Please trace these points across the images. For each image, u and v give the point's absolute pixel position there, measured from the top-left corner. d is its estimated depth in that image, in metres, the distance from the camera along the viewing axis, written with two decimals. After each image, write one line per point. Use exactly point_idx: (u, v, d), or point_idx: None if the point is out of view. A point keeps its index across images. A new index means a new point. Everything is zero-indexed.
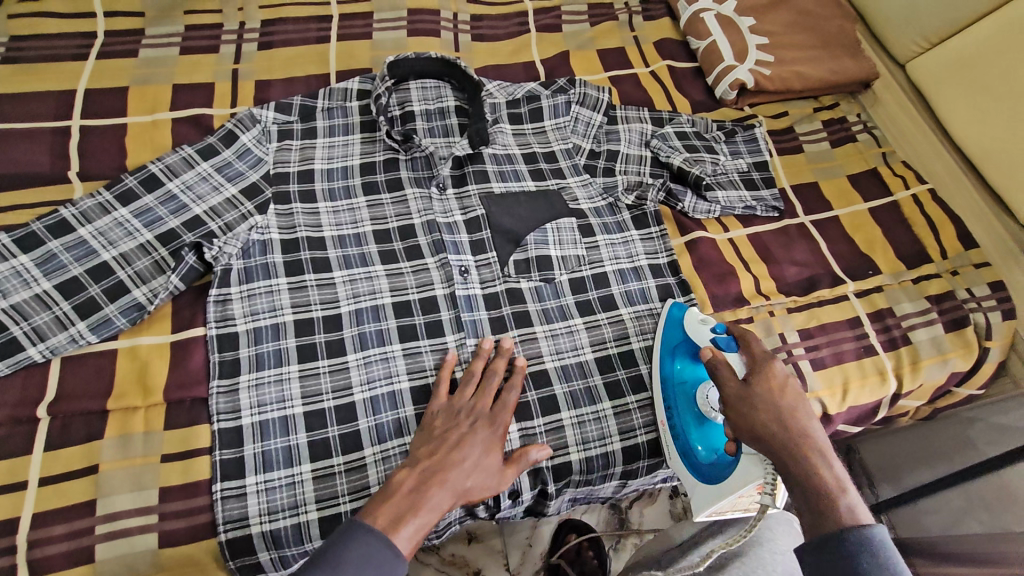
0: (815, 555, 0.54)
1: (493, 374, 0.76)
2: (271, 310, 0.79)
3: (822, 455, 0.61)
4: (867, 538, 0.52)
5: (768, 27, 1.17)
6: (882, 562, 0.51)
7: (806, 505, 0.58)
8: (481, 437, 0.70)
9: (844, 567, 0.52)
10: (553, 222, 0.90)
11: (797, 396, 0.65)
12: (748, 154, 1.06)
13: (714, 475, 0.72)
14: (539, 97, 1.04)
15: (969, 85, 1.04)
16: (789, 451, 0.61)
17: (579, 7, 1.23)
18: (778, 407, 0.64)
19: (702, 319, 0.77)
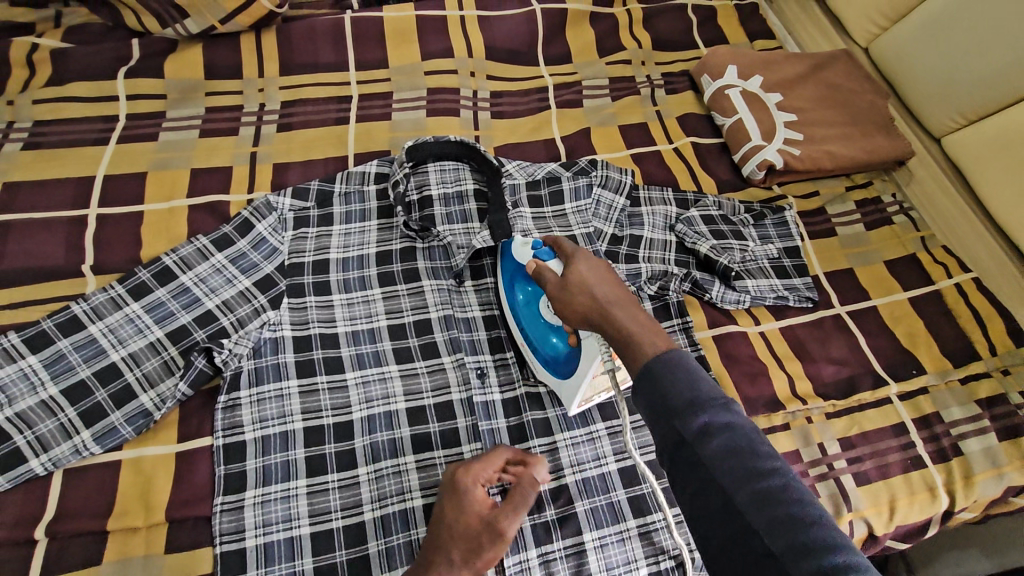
0: (637, 389, 0.56)
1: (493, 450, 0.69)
2: (280, 417, 0.76)
3: (630, 311, 0.63)
4: (670, 362, 0.54)
5: (795, 104, 1.15)
6: (680, 368, 0.54)
7: (621, 354, 0.60)
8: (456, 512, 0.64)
9: (654, 386, 0.54)
10: None
11: (606, 278, 0.67)
12: (778, 238, 1.02)
13: (568, 369, 0.75)
14: (560, 179, 1.02)
15: (1010, 168, 1.00)
16: (605, 319, 0.63)
17: (600, 82, 1.22)
18: (591, 286, 0.66)
19: (524, 240, 0.79)
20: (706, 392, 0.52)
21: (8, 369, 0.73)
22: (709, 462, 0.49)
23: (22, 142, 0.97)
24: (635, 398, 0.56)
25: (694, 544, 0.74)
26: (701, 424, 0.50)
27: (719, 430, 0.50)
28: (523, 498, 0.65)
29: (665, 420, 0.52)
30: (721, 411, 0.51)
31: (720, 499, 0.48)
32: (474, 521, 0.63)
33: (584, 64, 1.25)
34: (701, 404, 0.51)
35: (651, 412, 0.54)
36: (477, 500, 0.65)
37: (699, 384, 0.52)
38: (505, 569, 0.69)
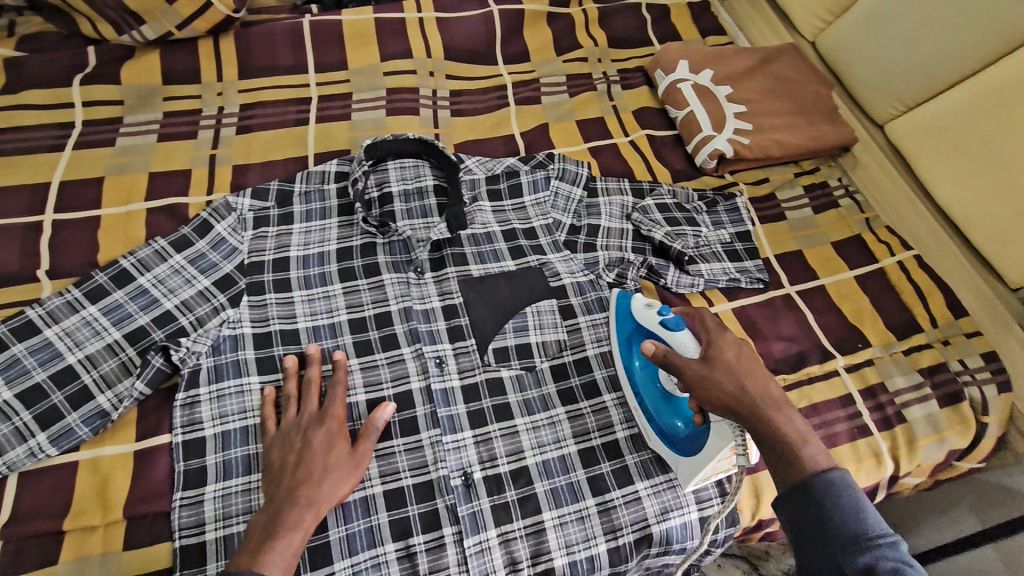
0: (792, 508, 0.61)
1: (333, 389, 0.75)
2: (240, 412, 0.76)
3: (780, 411, 0.65)
4: (834, 483, 0.59)
5: (744, 96, 1.20)
6: (847, 497, 0.59)
7: (775, 455, 0.63)
8: (317, 443, 0.70)
9: (814, 508, 0.59)
10: (533, 304, 0.91)
11: (751, 364, 0.68)
12: (730, 224, 1.06)
13: (692, 447, 0.73)
14: (518, 173, 1.05)
15: (947, 151, 1.05)
16: (753, 411, 0.64)
17: (557, 79, 1.25)
18: (739, 377, 0.67)
19: (647, 303, 0.78)
20: (874, 531, 0.56)
21: None
22: None
23: None
24: (787, 514, 0.61)
25: (652, 520, 0.76)
26: (865, 561, 0.54)
27: (885, 573, 0.53)
28: (377, 433, 0.73)
29: (826, 548, 0.57)
30: (891, 555, 0.54)
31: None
32: (340, 450, 0.70)
33: (542, 62, 1.27)
34: (867, 542, 0.55)
35: (810, 536, 0.58)
36: (338, 433, 0.72)
37: (867, 521, 0.57)
38: (465, 550, 0.71)
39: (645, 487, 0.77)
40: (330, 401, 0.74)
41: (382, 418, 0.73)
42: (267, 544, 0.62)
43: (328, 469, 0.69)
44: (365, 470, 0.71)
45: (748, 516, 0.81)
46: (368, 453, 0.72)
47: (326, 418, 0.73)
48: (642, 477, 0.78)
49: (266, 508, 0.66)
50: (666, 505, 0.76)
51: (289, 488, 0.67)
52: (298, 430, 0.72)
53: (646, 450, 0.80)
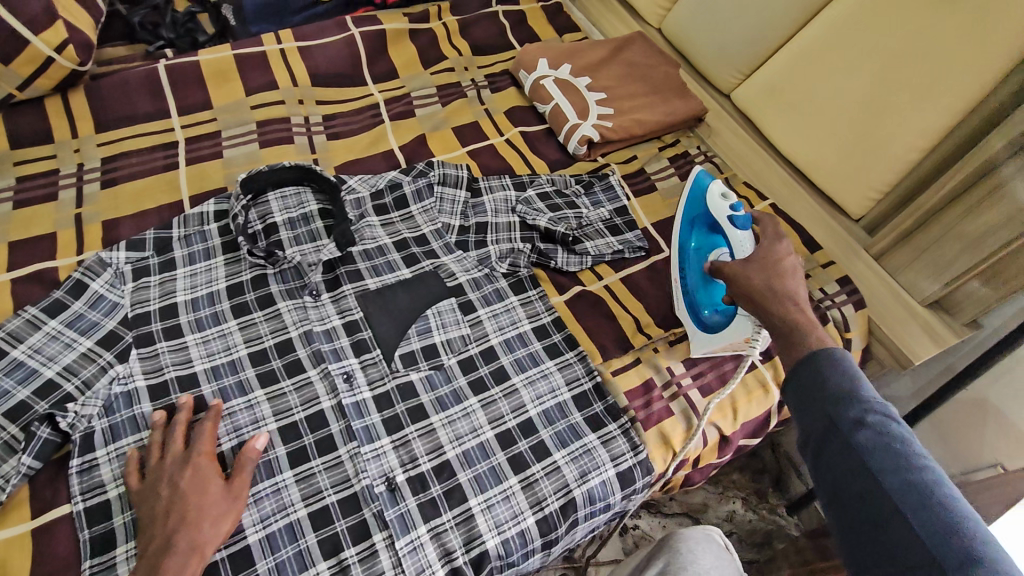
0: (796, 378, 0.69)
1: (200, 427, 0.73)
2: (121, 478, 0.73)
3: (799, 309, 0.78)
4: (833, 355, 0.67)
5: (602, 84, 1.30)
6: (844, 368, 0.66)
7: (782, 334, 0.75)
8: (187, 488, 0.68)
9: (814, 377, 0.67)
10: (433, 306, 0.94)
11: (788, 271, 0.84)
12: (608, 202, 1.15)
13: (717, 326, 0.92)
14: (401, 184, 1.09)
15: (783, 109, 1.20)
16: (770, 301, 0.79)
17: (429, 91, 1.30)
18: (766, 279, 0.82)
19: (721, 193, 0.94)
20: (865, 391, 0.63)
21: None
22: (858, 446, 0.60)
23: None
24: (790, 382, 0.69)
25: (573, 484, 0.81)
26: (857, 415, 0.62)
27: (873, 425, 0.61)
28: (251, 464, 0.72)
29: (822, 405, 0.64)
30: (880, 412, 0.62)
31: (865, 479, 0.59)
32: (214, 487, 0.69)
33: (410, 77, 1.32)
34: (860, 399, 0.63)
35: (808, 398, 0.66)
36: (210, 472, 0.70)
37: (860, 385, 0.64)
38: (398, 552, 0.73)
39: (562, 455, 0.82)
40: (195, 441, 0.72)
41: (255, 448, 0.73)
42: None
43: (202, 510, 0.67)
44: (246, 501, 0.71)
45: (661, 464, 0.86)
46: (247, 482, 0.71)
47: (192, 459, 0.71)
48: (558, 446, 0.83)
49: (144, 566, 0.64)
50: (584, 468, 0.82)
51: (164, 540, 0.65)
52: (165, 478, 0.69)
53: (559, 421, 0.86)
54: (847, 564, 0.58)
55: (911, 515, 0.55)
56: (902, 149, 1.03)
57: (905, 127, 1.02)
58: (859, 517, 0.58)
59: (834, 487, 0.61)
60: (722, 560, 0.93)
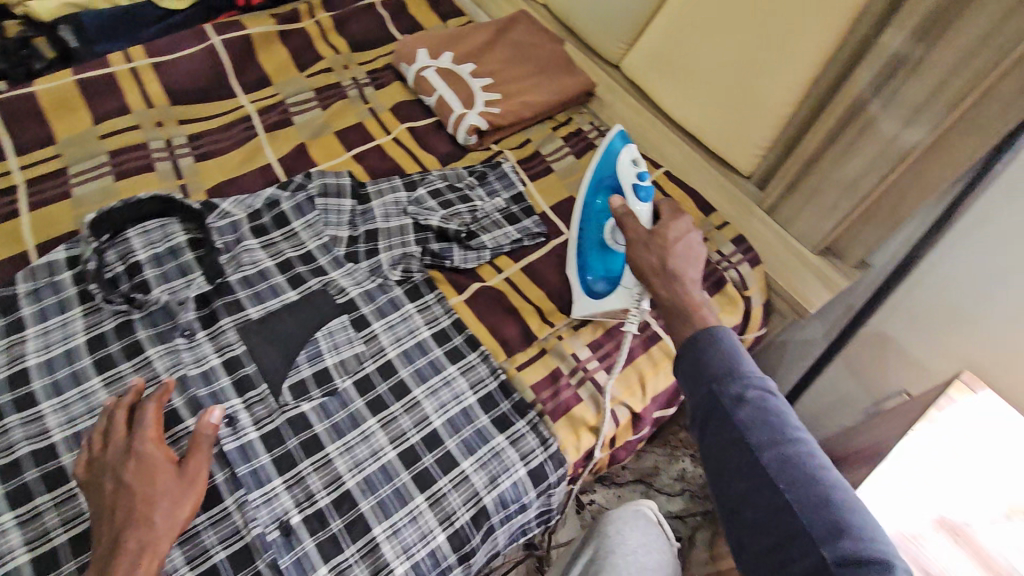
0: (683, 358, 0.72)
1: (143, 411, 0.69)
2: (69, 521, 0.71)
3: (688, 287, 0.79)
4: (716, 333, 0.71)
5: (487, 68, 1.25)
6: (725, 345, 0.70)
7: (677, 312, 0.76)
8: (135, 479, 0.65)
9: (699, 357, 0.70)
10: (323, 327, 0.89)
11: (685, 248, 0.83)
12: (503, 190, 1.11)
13: (600, 293, 0.92)
14: (279, 201, 1.01)
15: (666, 76, 1.19)
16: (663, 279, 0.81)
17: (306, 95, 1.22)
18: (663, 254, 0.82)
19: (631, 160, 0.91)
20: (746, 369, 0.67)
21: None
22: (738, 423, 0.64)
23: None
24: (679, 363, 0.72)
25: (483, 491, 0.78)
26: (736, 393, 0.66)
27: (751, 401, 0.65)
28: (207, 442, 0.69)
29: (706, 385, 0.68)
30: (755, 387, 0.66)
31: (744, 454, 0.63)
32: (165, 475, 0.66)
33: (284, 82, 1.23)
34: (738, 377, 0.67)
35: (694, 377, 0.69)
36: (159, 458, 0.67)
37: (739, 362, 0.68)
38: None
39: (470, 463, 0.79)
40: (138, 427, 0.68)
41: (210, 423, 0.69)
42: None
43: (154, 498, 0.64)
44: (205, 484, 0.68)
45: (573, 453, 0.84)
46: (204, 464, 0.69)
47: (138, 446, 0.67)
48: (465, 455, 0.80)
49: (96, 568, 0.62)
50: (494, 473, 0.79)
51: (112, 541, 0.62)
52: (110, 470, 0.67)
53: (465, 428, 0.82)
54: (733, 536, 0.63)
55: (785, 487, 0.60)
56: (778, 102, 1.03)
57: (776, 82, 1.02)
58: (742, 491, 0.63)
59: (719, 464, 0.65)
60: (650, 533, 0.97)
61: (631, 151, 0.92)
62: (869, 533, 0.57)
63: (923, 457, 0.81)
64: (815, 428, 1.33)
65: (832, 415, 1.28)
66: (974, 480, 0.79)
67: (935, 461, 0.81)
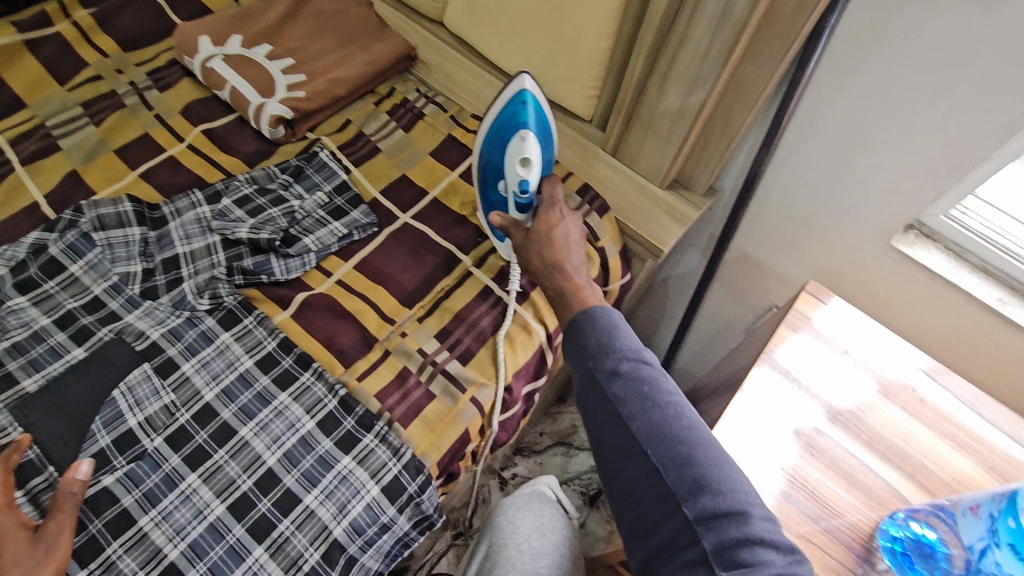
0: (565, 337, 0.66)
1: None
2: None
3: (571, 275, 0.73)
4: (591, 311, 0.65)
5: (286, 47, 1.11)
6: (601, 319, 0.64)
7: (561, 301, 0.70)
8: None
9: (577, 334, 0.64)
10: (120, 383, 0.76)
11: (560, 238, 0.78)
12: (324, 182, 0.99)
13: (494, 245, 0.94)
14: (47, 245, 0.86)
15: (486, 25, 1.11)
16: (547, 278, 0.74)
17: (72, 112, 1.04)
18: (542, 252, 0.76)
19: (524, 157, 0.81)
20: (621, 342, 0.61)
21: None
22: (613, 398, 0.59)
23: None
24: (563, 342, 0.66)
25: (332, 523, 0.71)
26: (610, 366, 0.60)
27: (624, 373, 0.60)
28: (70, 504, 0.64)
29: (583, 362, 0.62)
30: (630, 358, 0.61)
31: (620, 429, 0.58)
32: (19, 543, 0.62)
33: (42, 100, 1.04)
34: (612, 350, 0.61)
35: (574, 355, 0.64)
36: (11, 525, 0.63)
37: (615, 334, 0.62)
38: None
39: (314, 497, 0.72)
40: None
41: (76, 479, 0.65)
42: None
43: (9, 568, 0.60)
44: (69, 546, 0.63)
45: (433, 455, 0.77)
46: (68, 525, 0.64)
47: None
48: (307, 489, 0.72)
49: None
50: (342, 500, 0.72)
51: None
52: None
53: (304, 459, 0.74)
54: (614, 511, 0.59)
55: (658, 455, 0.56)
56: (593, 36, 0.97)
57: (585, 15, 0.95)
58: (617, 465, 0.58)
59: (596, 440, 0.60)
60: (544, 514, 0.94)
61: (523, 147, 0.81)
62: (734, 487, 0.54)
63: (789, 373, 0.82)
64: (710, 353, 1.35)
65: (721, 338, 1.30)
66: (831, 390, 0.81)
67: (799, 376, 0.82)
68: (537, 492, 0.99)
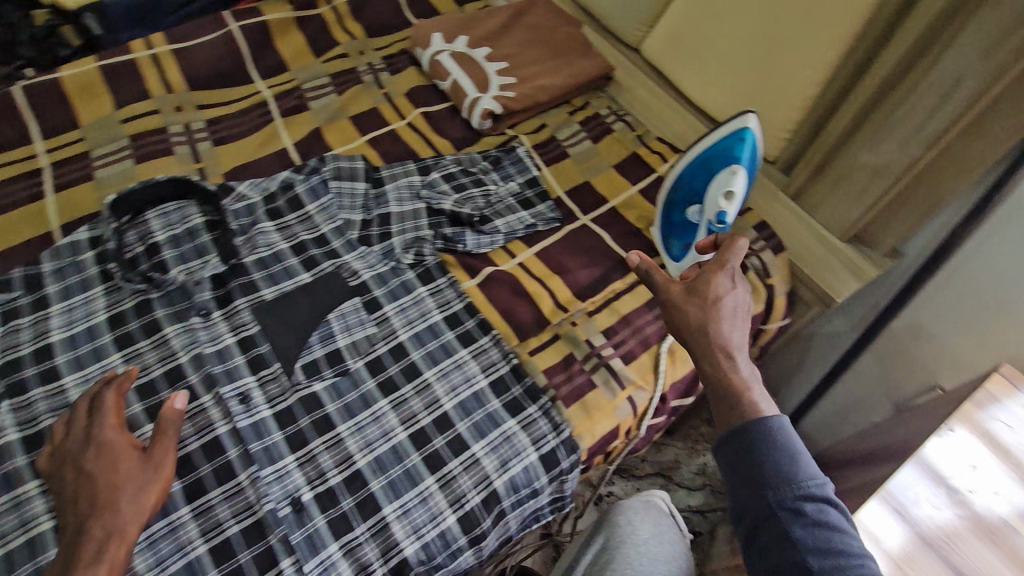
0: (730, 449, 0.64)
1: (102, 398, 0.71)
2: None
3: (736, 363, 0.70)
4: (777, 430, 0.62)
5: (503, 51, 1.23)
6: (786, 445, 0.61)
7: (723, 399, 0.67)
8: (97, 469, 0.66)
9: (754, 454, 0.62)
10: (336, 309, 0.89)
11: (727, 309, 0.73)
12: (517, 174, 1.10)
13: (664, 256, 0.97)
14: (294, 184, 1.02)
15: (686, 57, 1.16)
16: (703, 355, 0.71)
17: (322, 81, 1.22)
18: (707, 321, 0.72)
19: (729, 189, 0.84)
20: (804, 475, 0.59)
21: None
22: (796, 539, 0.56)
23: None
24: (730, 453, 0.64)
25: (494, 475, 0.77)
26: (794, 503, 0.58)
27: (810, 514, 0.57)
28: (171, 427, 0.69)
29: (762, 491, 0.59)
30: (817, 496, 0.58)
31: (802, 574, 0.55)
32: (128, 462, 0.67)
33: (301, 68, 1.24)
34: (797, 485, 0.59)
35: (746, 476, 0.61)
36: (123, 443, 0.68)
37: (799, 466, 0.60)
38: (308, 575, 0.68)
39: (481, 446, 0.78)
40: (98, 415, 0.70)
41: (176, 408, 0.69)
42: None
43: (119, 484, 0.65)
44: (172, 468, 0.68)
45: (587, 439, 0.82)
46: (170, 449, 0.69)
47: (98, 432, 0.68)
48: (476, 438, 0.79)
49: (63, 554, 0.62)
50: (504, 456, 0.78)
51: (79, 525, 0.63)
52: (71, 459, 0.67)
53: (476, 412, 0.81)
54: None
55: None
56: (804, 83, 0.99)
57: (801, 59, 0.98)
58: None
59: None
60: (661, 524, 0.96)
61: (731, 180, 0.84)
62: None
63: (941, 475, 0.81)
64: (846, 420, 1.24)
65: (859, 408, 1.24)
66: (1016, 483, 0.78)
67: (956, 481, 0.80)
68: (656, 499, 1.01)
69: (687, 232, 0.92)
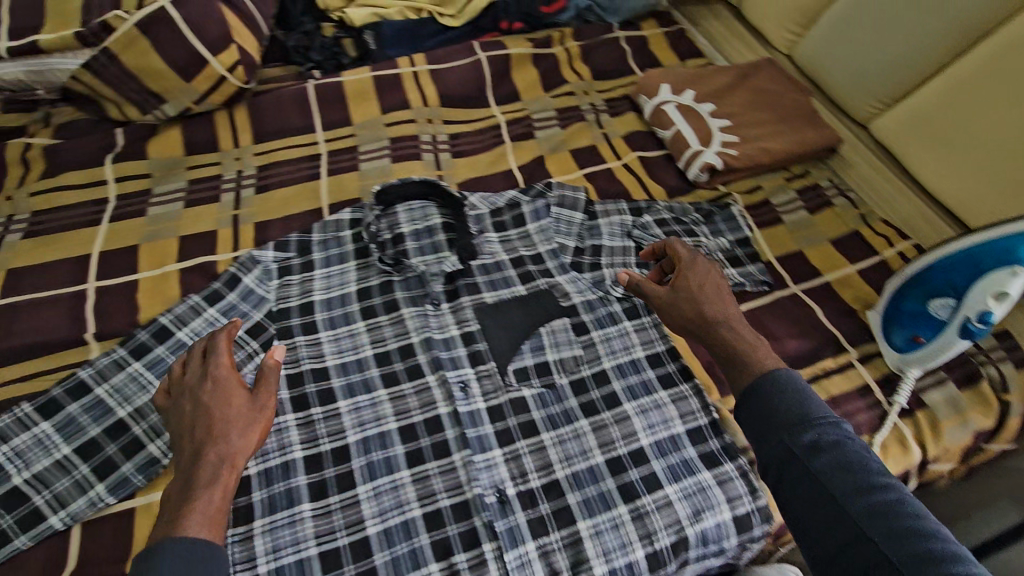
0: (745, 409, 0.65)
1: (215, 339, 0.75)
2: (333, 435, 0.82)
3: (735, 330, 0.75)
4: (779, 378, 0.65)
5: (727, 110, 1.26)
6: (788, 389, 0.63)
7: (731, 366, 0.71)
8: (215, 403, 0.70)
9: (765, 405, 0.63)
10: (547, 324, 0.94)
11: (717, 290, 0.79)
12: (728, 232, 1.11)
13: (891, 339, 0.96)
14: (520, 203, 1.08)
15: (930, 142, 1.11)
16: (705, 331, 0.76)
17: (549, 113, 1.33)
18: (700, 301, 0.78)
19: (1000, 291, 0.81)
20: (814, 411, 0.61)
21: (23, 437, 0.80)
22: (818, 473, 0.56)
23: (21, 233, 1.05)
24: (745, 409, 0.65)
25: (686, 521, 0.78)
26: (810, 441, 0.58)
27: (828, 446, 0.58)
28: (273, 375, 0.74)
29: (776, 437, 0.60)
30: (831, 432, 0.59)
31: (831, 506, 0.55)
32: (240, 400, 0.71)
33: (532, 99, 1.36)
34: (811, 423, 0.60)
35: (764, 426, 0.62)
36: (233, 380, 0.73)
37: (808, 406, 0.61)
38: (506, 564, 0.74)
39: (675, 489, 0.80)
40: (213, 354, 0.74)
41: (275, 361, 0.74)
42: (187, 505, 0.64)
43: (231, 419, 0.70)
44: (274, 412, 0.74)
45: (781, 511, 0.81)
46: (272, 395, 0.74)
47: (213, 368, 0.73)
48: (670, 480, 0.80)
49: (180, 476, 0.67)
50: (698, 506, 0.79)
51: (196, 450, 0.68)
52: (188, 391, 0.72)
53: (671, 454, 0.83)
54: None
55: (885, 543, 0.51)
56: None
57: None
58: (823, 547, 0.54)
59: (805, 534, 0.56)
60: None
61: (1008, 280, 0.81)
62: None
63: None
64: None
65: None
66: None
67: None
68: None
69: (932, 323, 0.90)
